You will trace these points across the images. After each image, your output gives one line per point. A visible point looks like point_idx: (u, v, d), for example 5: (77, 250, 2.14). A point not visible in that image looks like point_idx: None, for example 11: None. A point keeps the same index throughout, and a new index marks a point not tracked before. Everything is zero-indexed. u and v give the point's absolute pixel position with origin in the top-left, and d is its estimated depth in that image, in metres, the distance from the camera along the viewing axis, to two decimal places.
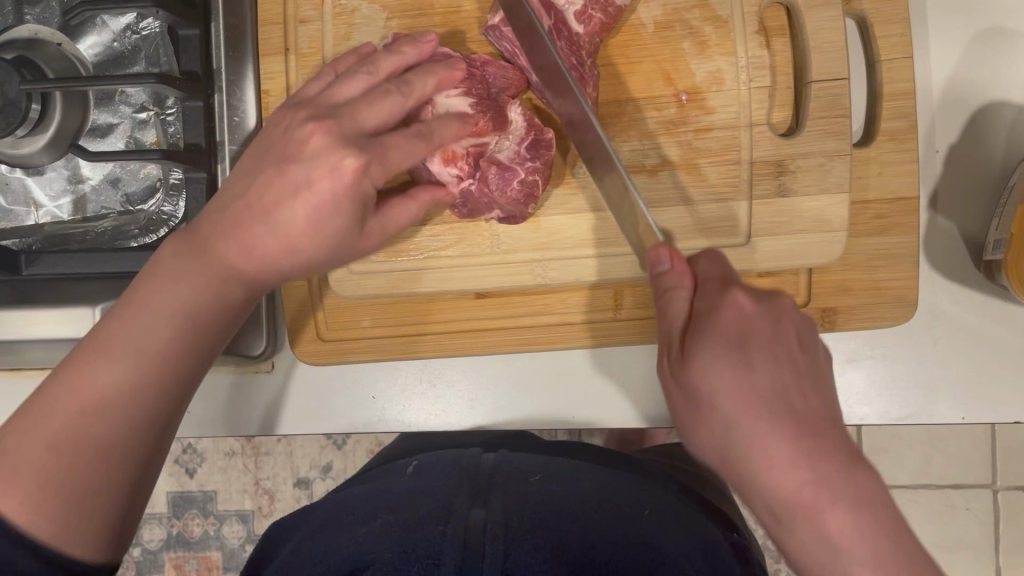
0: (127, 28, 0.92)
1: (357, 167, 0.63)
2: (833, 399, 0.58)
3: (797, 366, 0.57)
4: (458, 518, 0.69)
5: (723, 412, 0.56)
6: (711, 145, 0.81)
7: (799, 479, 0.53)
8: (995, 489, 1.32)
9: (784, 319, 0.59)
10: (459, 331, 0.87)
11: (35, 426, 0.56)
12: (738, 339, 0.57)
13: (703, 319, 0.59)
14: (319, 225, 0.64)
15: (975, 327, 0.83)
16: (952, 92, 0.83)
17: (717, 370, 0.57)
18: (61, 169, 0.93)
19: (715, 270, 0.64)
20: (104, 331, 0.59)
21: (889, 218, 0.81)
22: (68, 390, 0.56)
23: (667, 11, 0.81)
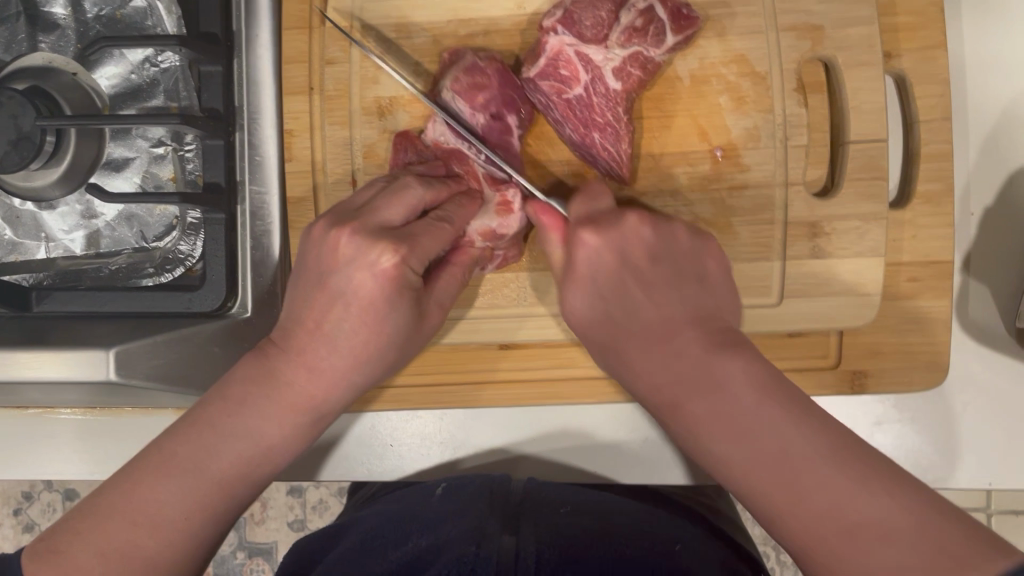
0: (146, 60, 0.89)
1: (394, 254, 0.67)
2: (675, 293, 0.68)
3: (642, 280, 0.68)
4: (488, 543, 0.73)
5: (647, 383, 0.65)
6: (744, 203, 0.80)
7: (667, 384, 0.63)
8: (989, 514, 1.24)
9: (668, 236, 0.71)
10: (479, 382, 0.86)
11: (119, 509, 0.62)
12: (591, 276, 0.69)
13: (600, 282, 0.69)
14: (375, 321, 0.69)
15: (1004, 392, 0.82)
16: (988, 155, 0.82)
17: (579, 301, 0.70)
18: (73, 203, 0.90)
19: (591, 203, 0.73)
20: (199, 426, 0.65)
21: (922, 281, 0.80)
22: (172, 484, 0.63)
23: (704, 64, 0.80)
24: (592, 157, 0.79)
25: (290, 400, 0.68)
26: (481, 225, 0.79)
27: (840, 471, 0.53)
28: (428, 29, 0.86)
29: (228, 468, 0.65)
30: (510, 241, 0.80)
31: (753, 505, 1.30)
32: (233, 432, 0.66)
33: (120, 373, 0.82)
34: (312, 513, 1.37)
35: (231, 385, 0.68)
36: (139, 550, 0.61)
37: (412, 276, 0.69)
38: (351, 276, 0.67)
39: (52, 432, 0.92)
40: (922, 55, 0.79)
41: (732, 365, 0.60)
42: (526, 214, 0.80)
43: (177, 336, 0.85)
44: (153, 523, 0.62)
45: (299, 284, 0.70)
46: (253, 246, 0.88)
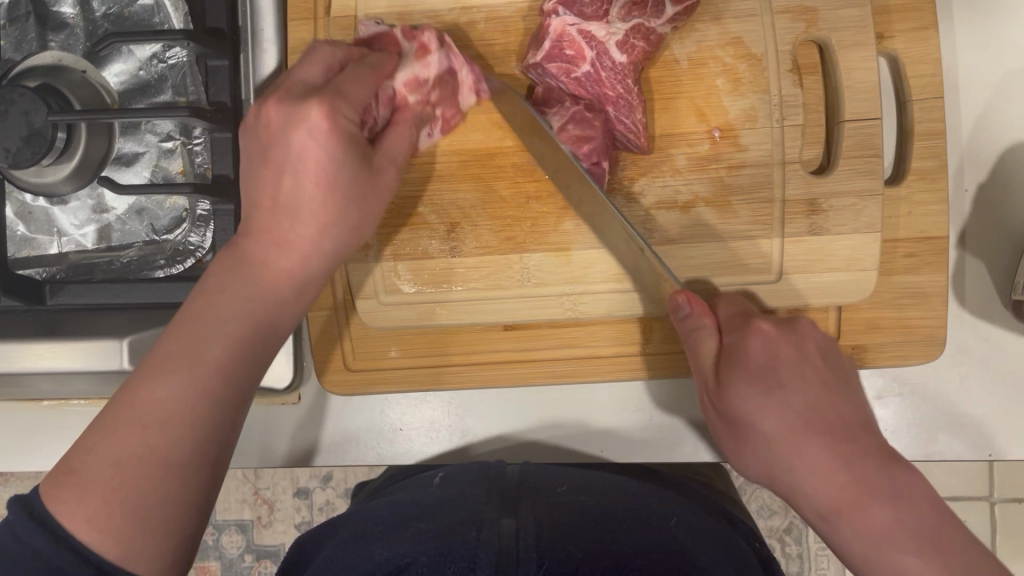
0: (154, 56, 0.91)
1: (324, 110, 0.66)
2: (852, 399, 0.72)
3: (823, 383, 0.72)
4: (491, 525, 0.71)
5: (766, 427, 0.70)
6: (742, 182, 0.82)
7: (839, 482, 0.66)
8: (992, 503, 1.28)
9: (804, 345, 0.74)
10: (485, 363, 0.87)
11: (121, 416, 0.58)
12: (767, 364, 0.72)
13: (739, 353, 0.73)
14: (326, 182, 0.67)
15: (1002, 364, 0.84)
16: (981, 131, 0.84)
17: (751, 397, 0.71)
18: (85, 198, 0.92)
19: (737, 305, 0.78)
20: (185, 320, 0.62)
21: (919, 257, 0.82)
22: (169, 378, 0.59)
23: (701, 48, 0.82)
24: (610, 131, 0.81)
25: (269, 270, 0.66)
26: (405, 78, 0.79)
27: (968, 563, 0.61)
28: (430, 18, 0.86)
29: (224, 351, 0.61)
30: (438, 84, 0.80)
31: (760, 496, 1.32)
32: (216, 321, 0.62)
33: (132, 361, 0.87)
34: (319, 514, 1.39)
35: (206, 277, 0.65)
36: (147, 450, 0.58)
37: (352, 126, 0.68)
38: (290, 139, 0.66)
39: (66, 423, 0.94)
40: (914, 35, 0.81)
41: (911, 473, 0.65)
42: (446, 56, 0.81)
43: None
44: (159, 423, 0.58)
45: (246, 158, 0.70)
46: None
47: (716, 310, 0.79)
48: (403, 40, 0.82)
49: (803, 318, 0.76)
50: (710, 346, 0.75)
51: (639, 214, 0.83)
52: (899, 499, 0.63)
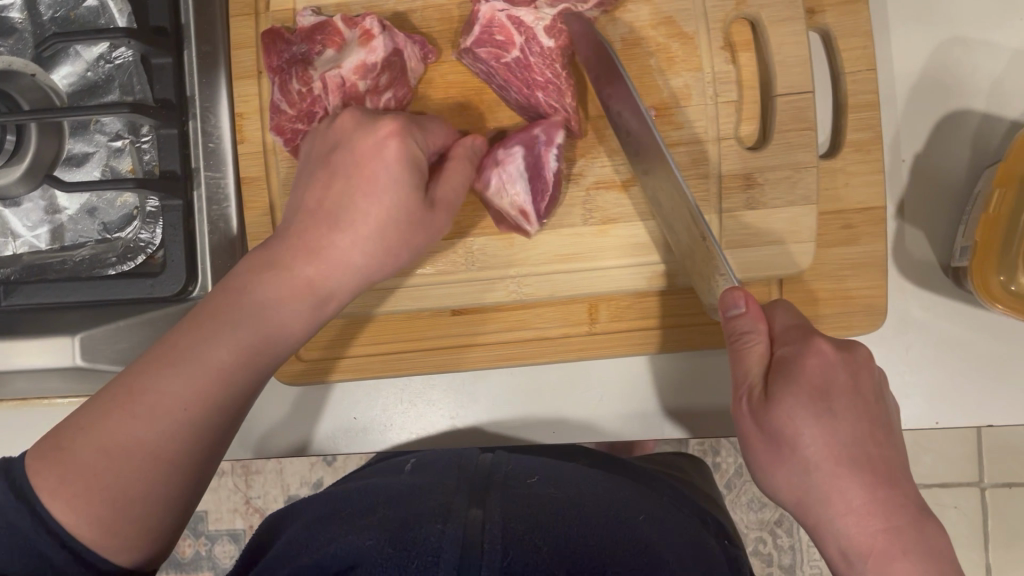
0: (100, 57, 0.92)
1: (393, 126, 0.73)
2: (894, 445, 0.68)
3: (869, 414, 0.67)
4: (457, 517, 0.68)
5: (807, 450, 0.66)
6: (678, 159, 0.83)
7: (872, 528, 0.65)
8: (983, 488, 1.32)
9: (861, 373, 0.68)
10: (437, 347, 0.88)
11: (127, 402, 0.61)
12: (822, 388, 0.66)
13: (793, 370, 0.67)
14: (379, 216, 0.72)
15: (945, 332, 0.84)
16: (916, 102, 0.84)
17: (803, 421, 0.65)
18: (37, 200, 0.92)
19: (796, 316, 0.72)
20: (206, 322, 0.64)
21: (858, 227, 0.82)
22: (177, 376, 0.62)
23: (634, 28, 0.82)
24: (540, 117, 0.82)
25: (288, 295, 0.69)
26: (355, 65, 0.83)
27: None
28: (368, 9, 0.86)
29: (233, 359, 0.64)
30: (385, 67, 0.82)
31: (746, 491, 1.32)
32: (217, 336, 0.64)
33: (86, 357, 0.87)
34: None
35: (234, 276, 0.68)
36: (141, 440, 0.60)
37: (419, 156, 0.74)
38: (356, 144, 0.73)
39: (42, 422, 0.93)
40: (844, 9, 0.82)
41: (938, 526, 0.64)
42: (389, 39, 0.81)
43: (141, 321, 0.89)
44: (165, 412, 0.61)
45: (311, 164, 0.77)
46: (211, 230, 0.90)
47: (771, 318, 0.72)
48: (345, 29, 0.84)
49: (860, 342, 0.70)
50: (761, 355, 0.69)
51: (579, 193, 0.84)
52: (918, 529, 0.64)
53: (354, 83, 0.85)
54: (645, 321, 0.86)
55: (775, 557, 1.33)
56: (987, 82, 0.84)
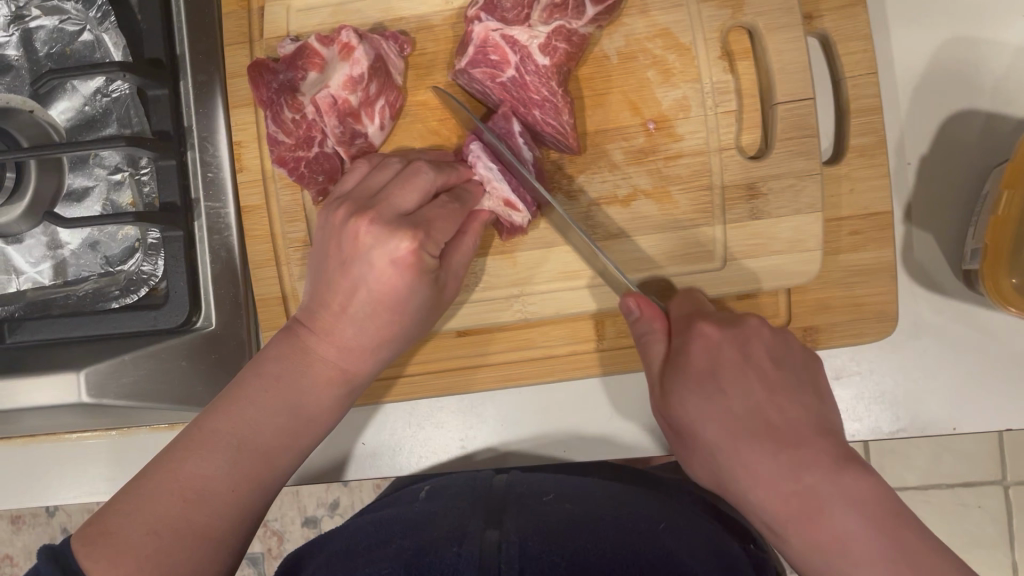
0: (97, 91, 0.92)
1: (413, 243, 0.70)
2: (806, 405, 0.67)
3: (764, 381, 0.68)
4: (472, 538, 0.70)
5: (705, 437, 0.66)
6: (680, 172, 0.81)
7: (786, 494, 0.62)
8: (1005, 486, 1.30)
9: (748, 339, 0.71)
10: (445, 369, 0.87)
11: (167, 484, 0.64)
12: (709, 368, 0.68)
13: (681, 357, 0.70)
14: (397, 305, 0.72)
15: (959, 335, 0.83)
16: (919, 106, 0.83)
17: (696, 403, 0.67)
18: (39, 235, 0.92)
19: (692, 308, 0.76)
20: (235, 402, 0.68)
21: (865, 233, 0.81)
22: (216, 456, 0.65)
23: (630, 41, 0.81)
24: (539, 134, 0.80)
25: (316, 375, 0.71)
26: (341, 79, 0.81)
27: (894, 552, 0.58)
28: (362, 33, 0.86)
29: (271, 439, 0.68)
30: (372, 74, 0.80)
31: None
32: (247, 419, 0.67)
33: (92, 394, 0.84)
34: None
35: (264, 364, 0.71)
36: (189, 521, 0.63)
37: (431, 260, 0.72)
38: (368, 260, 0.70)
39: (66, 460, 0.94)
40: (843, 13, 0.81)
41: (860, 473, 0.61)
42: (370, 46, 0.80)
43: (146, 353, 0.87)
44: (202, 488, 0.64)
45: (319, 255, 0.75)
46: (213, 260, 0.90)
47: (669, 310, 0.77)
48: (323, 49, 0.82)
49: (752, 317, 0.73)
50: (658, 350, 0.73)
51: (581, 209, 0.82)
52: (824, 495, 0.61)
53: (345, 99, 0.83)
54: None
55: None
56: (991, 82, 0.82)
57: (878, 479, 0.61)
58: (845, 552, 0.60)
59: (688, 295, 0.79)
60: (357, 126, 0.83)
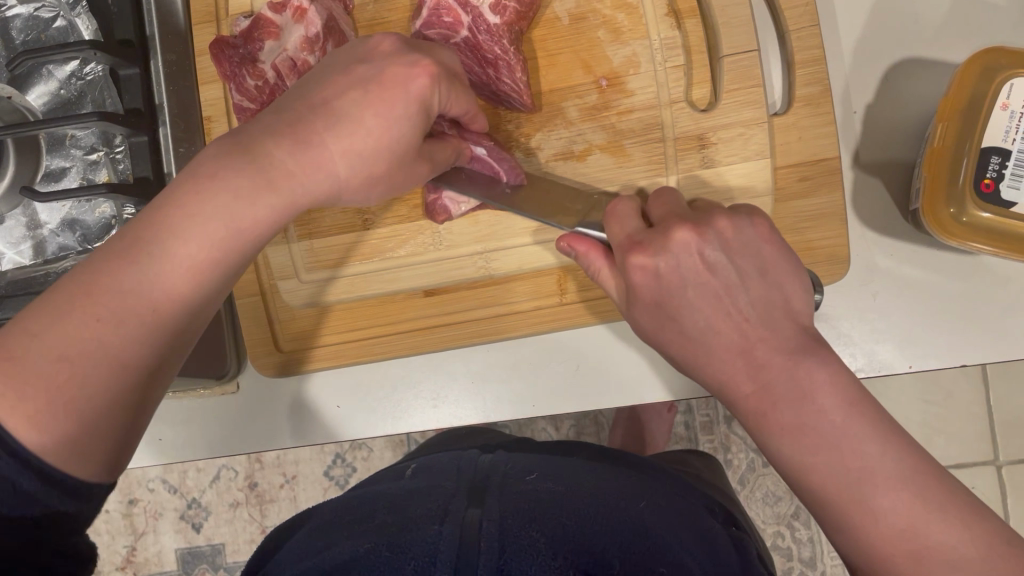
0: (72, 75, 0.94)
1: (424, 79, 0.69)
2: (766, 291, 0.67)
3: (712, 293, 0.67)
4: (454, 517, 0.71)
5: (677, 352, 0.71)
6: (633, 126, 0.84)
7: (752, 387, 0.65)
8: (998, 466, 1.37)
9: (685, 251, 0.69)
10: (411, 330, 0.90)
11: (92, 295, 0.57)
12: (655, 297, 0.69)
13: (629, 284, 0.71)
14: (370, 169, 0.69)
15: (911, 278, 0.85)
16: (862, 56, 0.86)
17: (653, 323, 0.71)
18: (19, 216, 0.95)
19: (627, 224, 0.73)
20: (134, 255, 0.60)
21: (814, 179, 0.83)
22: (142, 272, 0.59)
23: (580, 3, 0.84)
24: (496, 93, 0.83)
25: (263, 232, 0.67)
26: (298, 39, 0.85)
27: (852, 456, 0.60)
28: None
29: (185, 275, 0.61)
30: (327, 33, 0.84)
31: (762, 485, 1.40)
32: (166, 251, 0.60)
33: None
34: None
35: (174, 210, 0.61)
36: (92, 346, 0.56)
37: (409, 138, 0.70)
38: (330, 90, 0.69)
39: None
40: None
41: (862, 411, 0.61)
42: (321, 7, 0.82)
43: None
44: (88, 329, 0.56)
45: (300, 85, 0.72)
46: None
47: (612, 210, 0.75)
48: (277, 15, 0.85)
49: (719, 215, 0.70)
50: (611, 274, 0.74)
51: (539, 166, 0.86)
52: (802, 396, 0.62)
53: (304, 60, 0.87)
54: None
55: (795, 550, 1.39)
56: (929, 31, 0.85)
57: (837, 371, 0.62)
58: (801, 439, 0.62)
59: (665, 189, 0.78)
60: None
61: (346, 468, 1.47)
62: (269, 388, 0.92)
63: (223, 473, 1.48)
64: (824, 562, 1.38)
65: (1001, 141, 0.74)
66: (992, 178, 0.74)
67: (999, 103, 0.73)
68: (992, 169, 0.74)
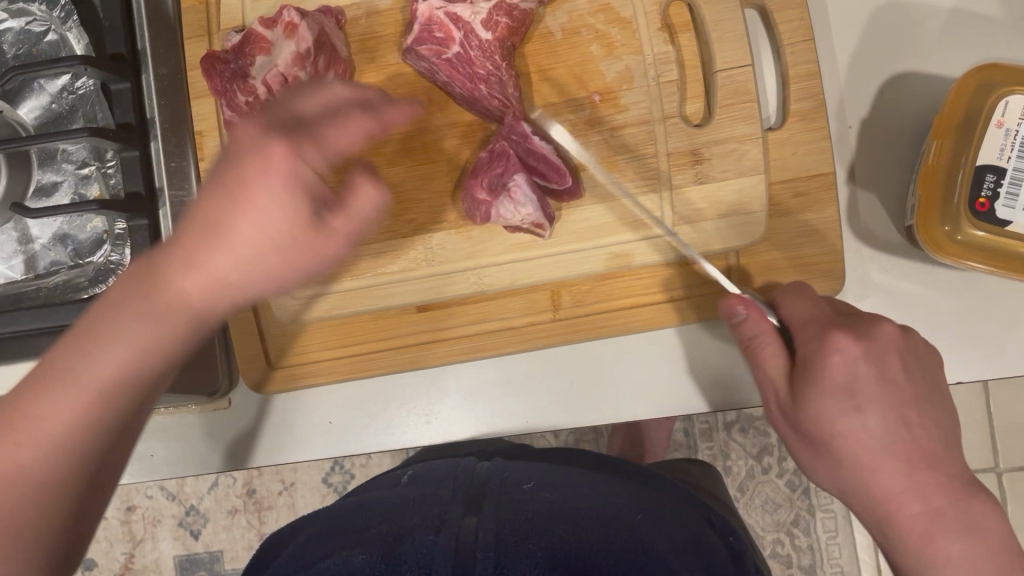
0: (63, 89, 0.94)
1: (287, 147, 0.54)
2: (936, 419, 0.71)
3: (897, 399, 0.68)
4: (449, 529, 0.70)
5: (847, 448, 0.68)
6: (626, 142, 0.84)
7: (902, 486, 0.68)
8: (998, 473, 1.36)
9: (880, 357, 0.68)
10: (406, 345, 0.89)
11: (10, 427, 0.53)
12: (847, 384, 0.67)
13: (814, 366, 0.68)
14: (275, 245, 0.55)
15: (907, 293, 0.85)
16: (857, 70, 0.86)
17: (829, 413, 0.68)
18: (10, 231, 0.94)
19: (818, 309, 0.73)
20: (127, 293, 0.56)
21: (809, 195, 0.83)
22: (63, 391, 0.54)
23: (573, 17, 0.84)
24: (486, 109, 0.83)
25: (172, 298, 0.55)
26: (290, 56, 0.84)
27: (981, 545, 0.67)
28: None
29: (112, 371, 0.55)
30: (318, 49, 0.83)
31: (761, 493, 1.39)
32: (90, 359, 0.54)
33: None
34: None
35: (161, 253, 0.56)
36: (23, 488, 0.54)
37: (314, 177, 0.56)
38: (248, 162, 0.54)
39: None
40: None
41: (983, 504, 0.68)
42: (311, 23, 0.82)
43: None
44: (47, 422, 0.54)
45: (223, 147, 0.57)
46: None
47: (783, 307, 0.75)
48: (268, 31, 0.85)
49: (881, 323, 0.70)
50: (777, 360, 0.72)
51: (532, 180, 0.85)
52: (865, 474, 0.68)
53: (296, 75, 0.86)
54: (606, 304, 0.87)
55: (795, 558, 1.38)
56: (925, 44, 0.85)
57: (951, 457, 0.69)
58: (890, 514, 0.69)
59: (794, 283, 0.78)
60: None
61: (345, 475, 1.47)
62: (262, 402, 0.92)
63: (220, 481, 1.48)
64: (824, 569, 1.37)
65: (997, 159, 0.73)
66: (987, 197, 0.73)
67: (994, 121, 0.73)
68: (986, 187, 0.73)
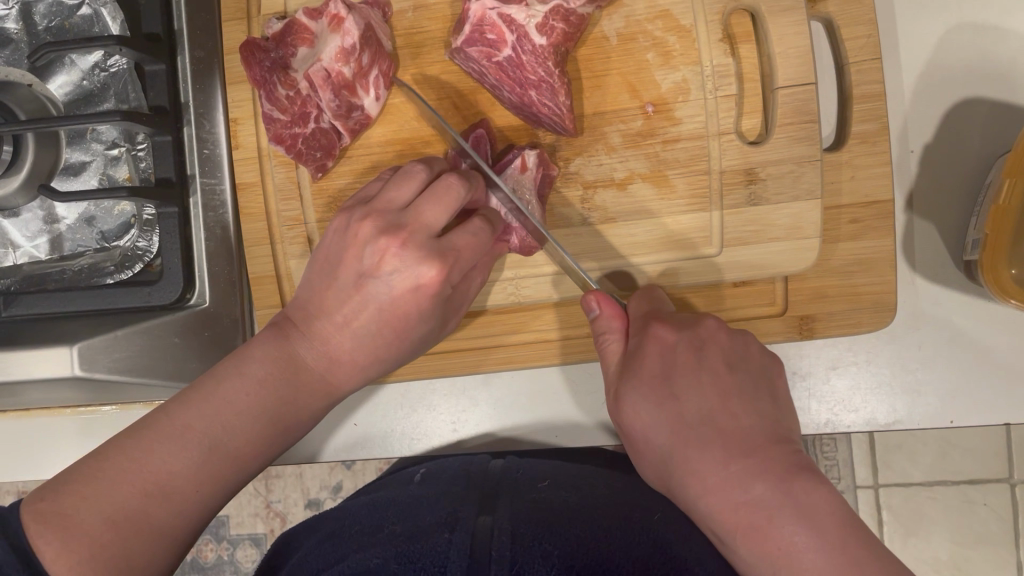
0: (95, 66, 0.91)
1: (435, 276, 0.69)
2: (761, 412, 0.67)
3: (716, 385, 0.68)
4: (465, 525, 0.68)
5: (663, 441, 0.66)
6: (678, 157, 0.80)
7: (727, 473, 0.62)
8: (1012, 484, 1.29)
9: (703, 348, 0.70)
10: (436, 352, 0.86)
11: (130, 475, 0.62)
12: (661, 371, 0.68)
13: (637, 355, 0.70)
14: (397, 328, 0.72)
15: (959, 330, 0.82)
16: (924, 93, 0.82)
17: (649, 406, 0.67)
18: (36, 209, 0.92)
19: (650, 309, 0.75)
20: (205, 396, 0.67)
21: (864, 222, 0.80)
22: (175, 447, 0.64)
23: (629, 22, 0.80)
24: (536, 116, 0.78)
25: (302, 381, 0.71)
26: (334, 50, 0.80)
27: (813, 527, 0.58)
28: None
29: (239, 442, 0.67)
30: (364, 44, 0.79)
31: None
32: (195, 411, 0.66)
33: (85, 367, 0.82)
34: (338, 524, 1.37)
35: (247, 360, 0.69)
36: (141, 516, 0.62)
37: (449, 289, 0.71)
38: (386, 289, 0.70)
39: (62, 435, 0.93)
40: None
41: (812, 485, 0.60)
42: (359, 16, 0.78)
43: (142, 328, 0.85)
44: (108, 497, 0.61)
45: (332, 266, 0.72)
46: (209, 237, 0.89)
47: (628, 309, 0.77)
48: (312, 22, 0.82)
49: (706, 322, 0.72)
50: (616, 348, 0.74)
51: (577, 192, 0.82)
52: (689, 472, 0.63)
53: (338, 70, 0.82)
54: None
55: None
56: (996, 70, 0.81)
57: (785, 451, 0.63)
58: (709, 504, 0.62)
59: (664, 304, 0.77)
60: (354, 98, 0.82)
61: None
62: None
63: None
64: None
65: None
66: None
67: None
68: None
